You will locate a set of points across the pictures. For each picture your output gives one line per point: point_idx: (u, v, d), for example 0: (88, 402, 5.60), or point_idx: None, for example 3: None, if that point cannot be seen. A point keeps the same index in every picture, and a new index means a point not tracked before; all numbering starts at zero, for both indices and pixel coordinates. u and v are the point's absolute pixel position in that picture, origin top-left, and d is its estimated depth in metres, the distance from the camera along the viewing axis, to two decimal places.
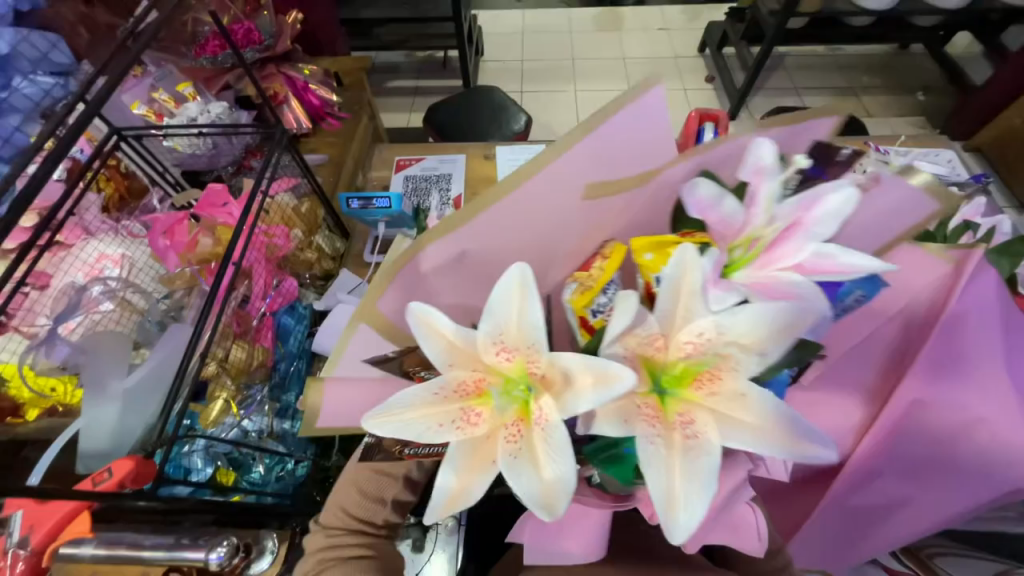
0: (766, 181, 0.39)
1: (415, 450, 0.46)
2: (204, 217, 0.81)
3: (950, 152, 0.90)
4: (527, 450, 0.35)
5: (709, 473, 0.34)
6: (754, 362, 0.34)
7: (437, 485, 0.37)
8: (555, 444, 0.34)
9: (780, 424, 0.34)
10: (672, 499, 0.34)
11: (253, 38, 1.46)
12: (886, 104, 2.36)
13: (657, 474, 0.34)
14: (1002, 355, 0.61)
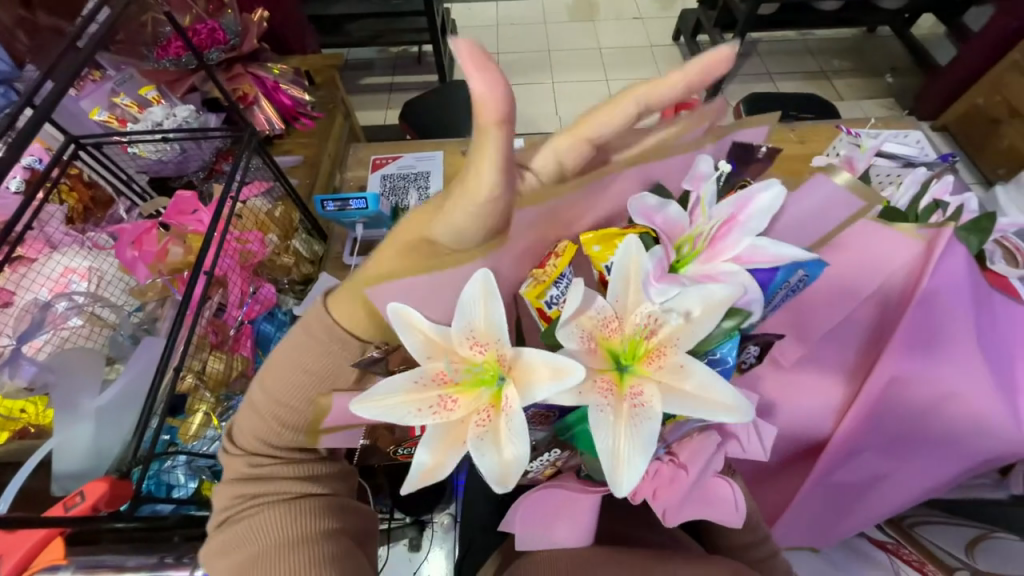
0: (703, 185, 0.39)
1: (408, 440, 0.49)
2: (172, 225, 0.78)
3: (918, 132, 0.92)
4: (494, 430, 0.34)
5: (652, 437, 0.33)
6: (695, 336, 0.33)
7: (414, 460, 0.35)
8: (514, 429, 0.33)
9: (720, 393, 0.33)
10: (617, 465, 0.33)
11: (217, 38, 1.43)
12: (857, 87, 2.40)
13: (602, 437, 0.33)
14: (973, 329, 0.63)
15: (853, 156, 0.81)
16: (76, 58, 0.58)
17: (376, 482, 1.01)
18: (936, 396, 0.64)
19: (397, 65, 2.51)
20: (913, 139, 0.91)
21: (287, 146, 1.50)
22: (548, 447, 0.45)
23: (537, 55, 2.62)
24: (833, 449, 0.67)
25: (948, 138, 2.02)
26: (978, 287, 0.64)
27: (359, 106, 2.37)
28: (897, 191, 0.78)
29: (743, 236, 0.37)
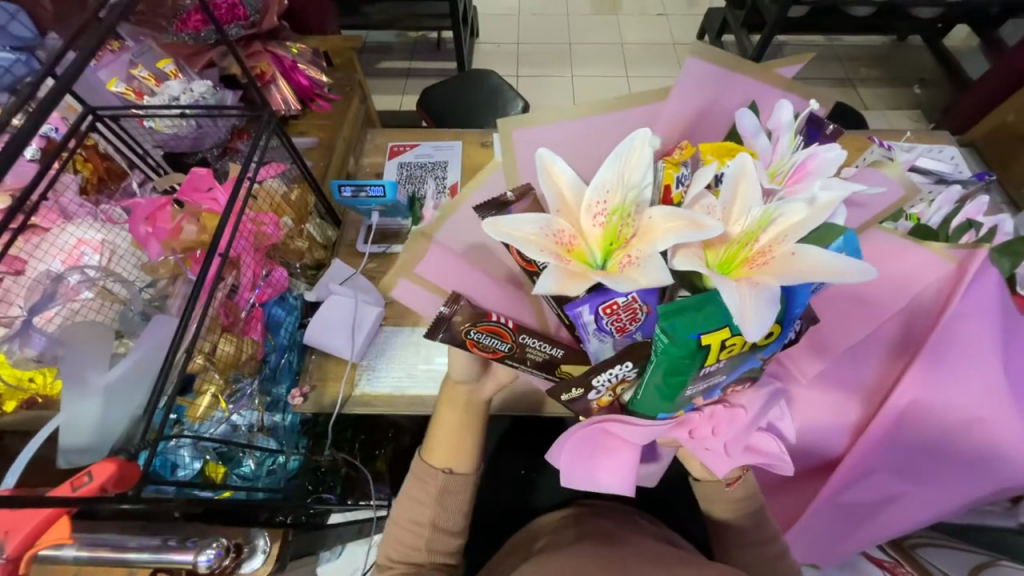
0: (785, 133, 0.44)
1: (479, 334, 0.48)
2: (187, 202, 0.77)
3: (952, 148, 0.89)
4: (626, 269, 0.39)
5: (775, 301, 0.37)
6: (808, 223, 0.39)
7: (538, 283, 0.39)
8: (647, 262, 0.38)
9: (830, 270, 0.38)
10: (743, 317, 0.36)
11: (237, 13, 1.42)
12: (884, 98, 2.35)
13: (728, 293, 0.37)
14: (1001, 355, 0.61)
15: None
16: (97, 28, 0.57)
17: None
18: (961, 420, 0.62)
19: (416, 50, 2.48)
20: (948, 154, 0.88)
21: (302, 127, 1.48)
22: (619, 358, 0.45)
23: (558, 47, 2.58)
24: (848, 466, 0.65)
25: None
26: (1008, 311, 0.62)
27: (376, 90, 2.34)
28: (927, 208, 0.76)
29: (821, 181, 0.41)
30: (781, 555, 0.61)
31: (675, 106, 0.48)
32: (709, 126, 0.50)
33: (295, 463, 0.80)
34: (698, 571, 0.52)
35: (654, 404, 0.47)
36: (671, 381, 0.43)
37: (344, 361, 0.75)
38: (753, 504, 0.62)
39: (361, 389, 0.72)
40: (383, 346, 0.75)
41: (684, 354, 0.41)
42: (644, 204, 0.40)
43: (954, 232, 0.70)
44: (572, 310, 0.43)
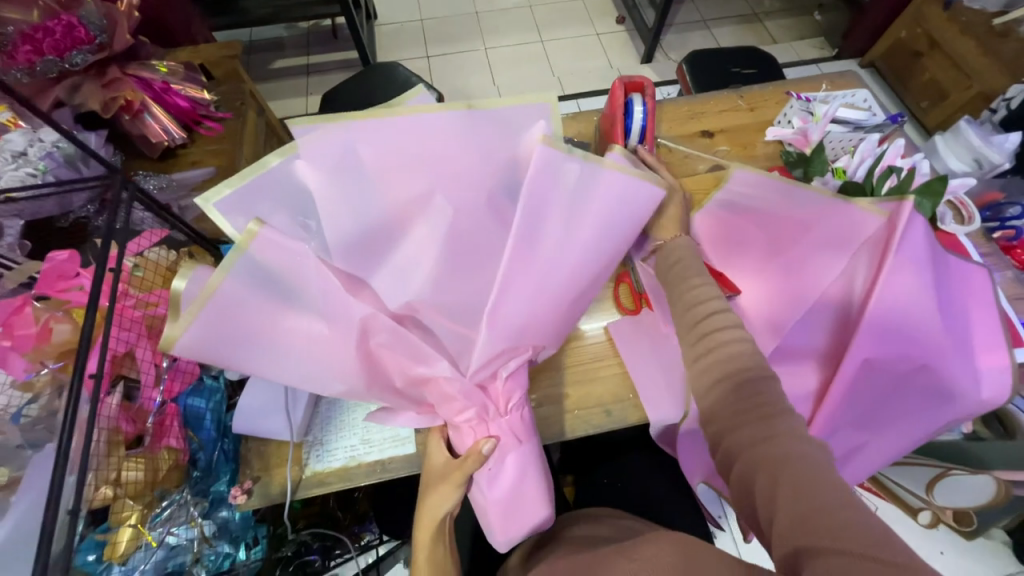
0: None
1: (448, 274, 0.53)
2: (50, 296, 0.64)
3: (864, 91, 0.88)
4: (331, 183, 0.47)
5: (242, 268, 0.45)
6: (283, 204, 0.48)
7: (356, 200, 0.48)
8: (312, 210, 0.49)
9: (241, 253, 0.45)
10: (242, 267, 0.45)
11: (77, 36, 1.12)
12: (789, 27, 2.39)
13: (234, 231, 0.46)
14: (935, 297, 0.61)
15: (807, 129, 0.81)
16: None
17: (360, 511, 1.03)
18: (913, 365, 0.62)
19: (309, 42, 2.25)
20: (860, 97, 0.88)
21: (195, 155, 1.31)
22: (417, 239, 0.52)
23: (464, 18, 2.42)
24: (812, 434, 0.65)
25: (874, 74, 2.11)
26: (935, 253, 0.63)
27: (273, 94, 2.10)
28: (851, 161, 0.77)
29: None
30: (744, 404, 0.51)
31: (416, 178, 0.49)
32: (399, 197, 0.49)
33: (259, 555, 0.80)
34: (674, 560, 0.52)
35: (430, 309, 0.54)
36: (364, 249, 0.51)
37: (286, 443, 0.65)
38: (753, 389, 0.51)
39: (312, 470, 0.63)
40: (329, 415, 0.66)
41: (259, 308, 0.48)
42: (347, 155, 0.47)
43: (877, 181, 0.71)
44: (351, 226, 0.49)
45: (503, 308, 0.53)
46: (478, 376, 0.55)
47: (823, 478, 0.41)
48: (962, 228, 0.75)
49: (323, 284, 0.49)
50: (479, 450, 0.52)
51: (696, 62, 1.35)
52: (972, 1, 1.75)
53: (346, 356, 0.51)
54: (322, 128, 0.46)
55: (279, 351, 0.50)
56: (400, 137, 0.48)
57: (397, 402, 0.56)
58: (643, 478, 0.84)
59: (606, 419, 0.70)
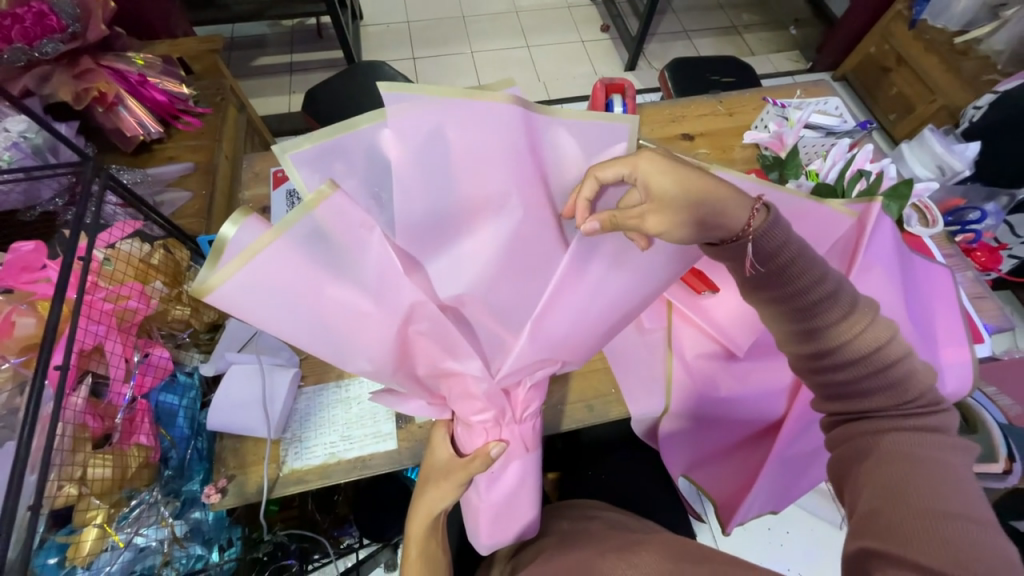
0: None
1: (509, 278, 0.46)
2: (14, 289, 0.61)
3: (836, 99, 0.92)
4: (406, 163, 0.40)
5: (300, 232, 0.37)
6: (353, 171, 0.41)
7: (419, 190, 0.41)
8: (383, 183, 0.42)
9: (304, 215, 0.37)
10: (302, 228, 0.37)
11: (48, 25, 1.07)
12: (766, 40, 2.47)
13: (305, 178, 0.40)
14: (900, 292, 0.64)
15: (783, 133, 0.84)
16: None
17: (340, 514, 1.00)
18: None
19: (293, 40, 2.22)
20: (831, 104, 0.92)
21: (172, 151, 1.28)
22: (472, 237, 0.45)
23: (451, 21, 2.43)
24: (786, 429, 0.64)
25: (846, 87, 2.20)
26: (901, 252, 0.66)
27: (256, 92, 2.07)
28: (824, 165, 0.80)
29: None
30: (861, 376, 0.49)
31: (498, 169, 0.41)
32: (476, 186, 0.42)
33: (232, 557, 0.76)
34: (649, 544, 0.54)
35: (479, 309, 0.47)
36: (424, 238, 0.44)
37: (263, 440, 0.63)
38: (878, 366, 0.49)
39: (288, 469, 0.62)
40: (307, 412, 0.65)
41: (295, 279, 0.38)
42: (441, 128, 0.39)
43: (848, 184, 0.74)
44: (404, 217, 0.42)
45: (548, 320, 0.46)
46: (505, 380, 0.48)
47: (937, 483, 0.42)
48: (926, 230, 0.78)
49: (381, 267, 0.40)
50: (488, 452, 0.48)
51: (677, 69, 1.39)
52: (936, 20, 1.82)
53: (382, 346, 0.43)
54: (417, 94, 0.38)
55: (316, 327, 0.41)
56: (489, 124, 0.39)
57: (414, 389, 0.49)
58: (625, 475, 0.84)
59: (587, 413, 0.74)
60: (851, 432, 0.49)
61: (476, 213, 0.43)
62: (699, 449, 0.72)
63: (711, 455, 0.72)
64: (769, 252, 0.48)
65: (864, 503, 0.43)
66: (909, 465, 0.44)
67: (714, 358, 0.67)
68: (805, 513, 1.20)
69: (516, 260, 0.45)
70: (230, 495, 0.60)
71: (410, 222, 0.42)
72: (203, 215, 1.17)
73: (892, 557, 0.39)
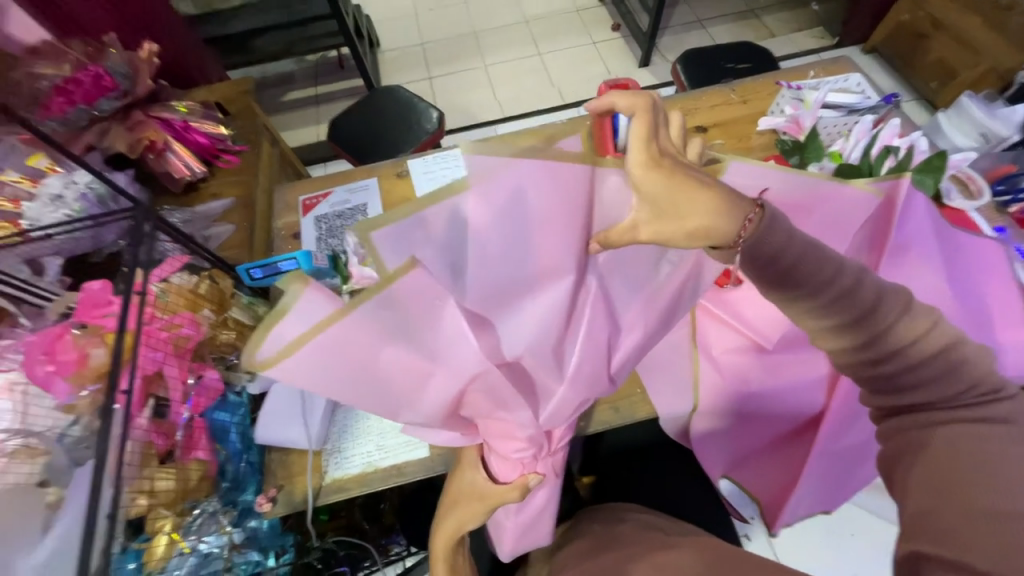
0: None
1: (563, 330, 0.45)
2: (88, 323, 0.68)
3: (857, 75, 0.89)
4: (484, 231, 0.40)
5: (368, 307, 0.38)
6: (432, 239, 0.39)
7: (492, 257, 0.41)
8: (460, 249, 0.41)
9: (377, 293, 0.38)
10: (370, 303, 0.38)
11: (104, 85, 1.20)
12: (786, 21, 2.38)
13: (389, 251, 0.38)
14: (940, 265, 0.60)
15: (799, 116, 0.83)
16: None
17: (386, 524, 1.03)
18: None
19: (317, 74, 2.35)
20: (853, 81, 0.89)
21: (214, 188, 1.37)
22: (532, 295, 0.44)
23: (463, 38, 2.50)
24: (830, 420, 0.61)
25: (878, 59, 2.09)
26: (940, 228, 0.62)
27: (287, 125, 2.20)
28: (846, 144, 0.77)
29: None
30: (910, 372, 0.45)
31: (563, 227, 0.42)
32: (541, 246, 0.42)
33: (287, 562, 0.80)
34: (685, 546, 0.53)
35: (539, 365, 0.46)
36: (490, 300, 0.43)
37: (304, 452, 0.67)
38: (918, 360, 0.45)
39: (331, 477, 0.66)
40: (345, 423, 0.69)
41: (354, 350, 0.39)
42: (517, 191, 0.40)
43: (875, 161, 0.71)
44: (477, 284, 0.42)
45: (594, 368, 0.47)
46: (549, 424, 0.49)
47: (1000, 482, 0.39)
48: (970, 203, 0.73)
49: (445, 331, 0.42)
50: (527, 483, 0.50)
51: (689, 61, 1.37)
52: None
53: (438, 401, 0.44)
54: (498, 160, 0.39)
55: (374, 386, 0.42)
56: (554, 185, 0.40)
57: (455, 426, 0.49)
58: (661, 477, 0.83)
59: (613, 414, 0.74)
60: (899, 426, 0.46)
61: (539, 272, 0.43)
62: (737, 447, 0.70)
63: (751, 454, 0.70)
64: (772, 255, 0.44)
65: (914, 502, 0.42)
66: (964, 459, 0.41)
67: (745, 353, 0.65)
68: (864, 512, 1.14)
69: (573, 311, 0.45)
70: (281, 503, 0.64)
71: (484, 288, 0.42)
72: (245, 245, 1.26)
73: (940, 559, 0.38)
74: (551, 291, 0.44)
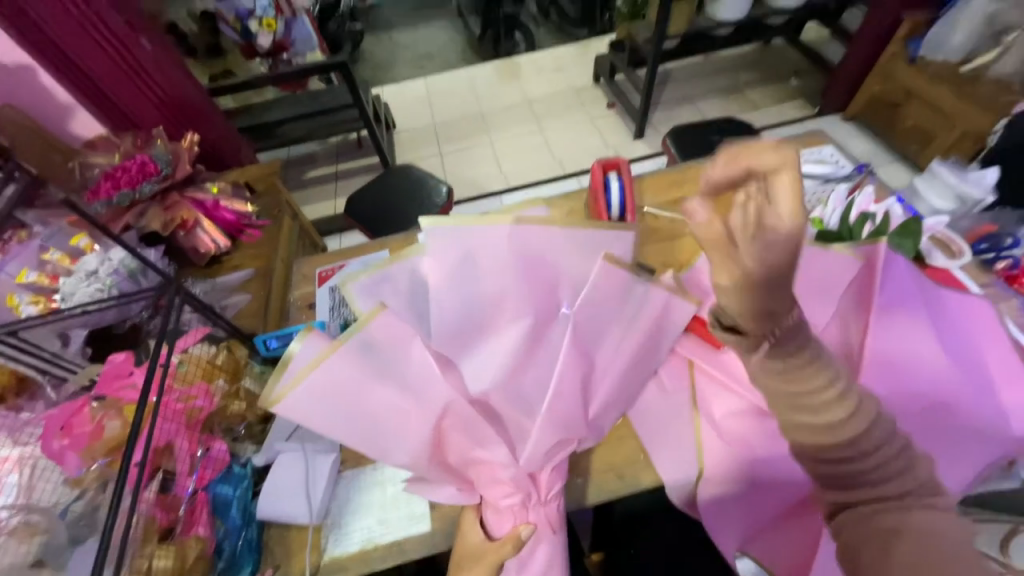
0: None
1: (523, 365, 0.53)
2: (106, 396, 0.72)
3: (830, 147, 0.97)
4: (439, 281, 0.50)
5: (354, 347, 0.46)
6: (397, 292, 0.49)
7: (454, 301, 0.50)
8: (420, 299, 0.50)
9: (357, 333, 0.46)
10: (354, 342, 0.46)
11: (147, 171, 1.33)
12: (768, 95, 2.58)
13: (358, 303, 0.48)
14: (930, 325, 0.61)
15: None
16: None
17: None
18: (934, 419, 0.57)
19: (337, 153, 2.57)
20: (827, 153, 0.96)
21: (236, 260, 1.46)
22: (494, 335, 0.52)
23: (471, 118, 2.74)
24: None
25: (859, 126, 2.22)
26: (925, 290, 0.64)
27: (307, 199, 2.37)
28: (826, 211, 0.82)
29: None
30: (869, 467, 0.44)
31: (513, 276, 0.51)
32: (496, 292, 0.51)
33: None
34: None
35: (506, 399, 0.52)
36: (456, 340, 0.51)
37: (305, 528, 0.66)
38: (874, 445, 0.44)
39: (330, 555, 0.64)
40: (347, 496, 0.69)
41: (346, 385, 0.46)
42: (467, 251, 0.50)
43: (856, 227, 0.75)
44: (442, 324, 0.50)
45: (558, 402, 0.53)
46: (531, 466, 0.52)
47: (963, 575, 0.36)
48: (954, 263, 0.76)
49: (420, 369, 0.48)
50: (519, 535, 0.46)
51: (677, 136, 1.48)
52: (935, 55, 1.87)
53: (419, 439, 0.49)
54: (453, 231, 0.49)
55: (364, 426, 0.47)
56: (504, 243, 0.51)
57: (443, 476, 0.53)
58: (676, 552, 0.79)
59: (620, 483, 0.72)
60: (855, 514, 0.44)
61: (497, 314, 0.51)
62: (755, 516, 0.63)
63: (766, 525, 0.63)
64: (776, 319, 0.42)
65: None
66: (923, 553, 0.39)
67: (743, 416, 0.66)
68: None
69: (532, 349, 0.53)
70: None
71: (448, 328, 0.50)
72: (260, 314, 1.32)
73: None
74: (512, 333, 0.52)
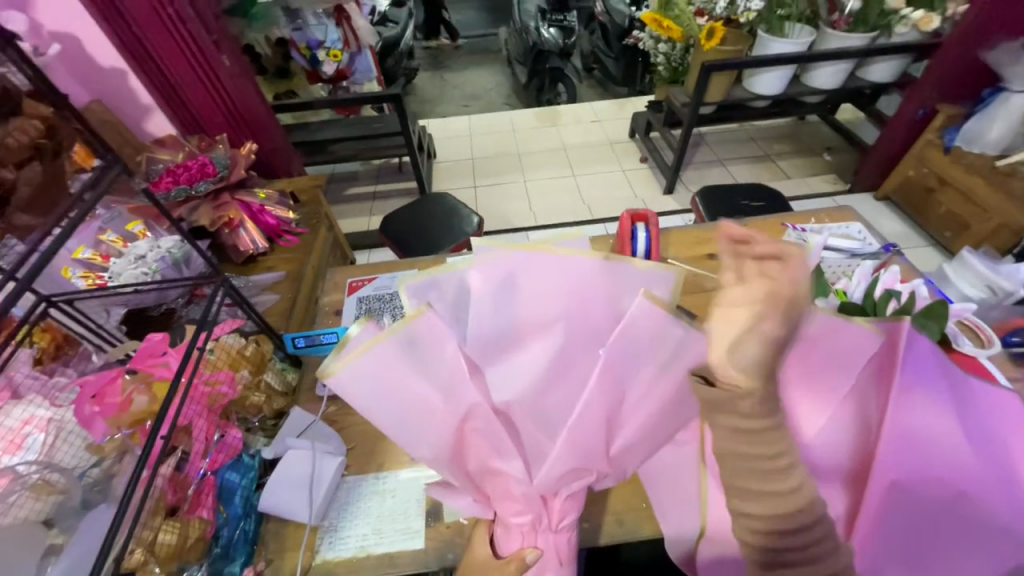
0: None
1: (555, 386, 0.51)
2: (139, 370, 0.76)
3: (858, 224, 0.99)
4: (484, 293, 0.49)
5: (403, 337, 0.45)
6: (446, 298, 0.50)
7: (496, 314, 0.49)
8: (464, 308, 0.51)
9: (407, 326, 0.45)
10: (404, 333, 0.45)
11: (206, 172, 1.43)
12: (800, 167, 2.63)
13: (409, 300, 0.49)
14: (953, 409, 0.54)
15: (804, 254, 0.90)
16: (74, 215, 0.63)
17: None
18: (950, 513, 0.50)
19: (378, 175, 2.71)
20: (854, 229, 0.98)
21: (271, 262, 1.54)
22: (530, 350, 0.50)
23: (508, 157, 2.87)
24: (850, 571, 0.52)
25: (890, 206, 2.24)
26: (949, 373, 0.57)
27: (343, 214, 2.48)
28: (850, 284, 0.83)
29: None
30: None
31: (558, 294, 0.49)
32: (538, 308, 0.49)
33: None
34: None
35: (529, 417, 0.51)
36: (492, 350, 0.50)
37: (302, 526, 0.67)
38: None
39: (321, 558, 0.64)
40: (346, 501, 0.69)
41: (388, 375, 0.45)
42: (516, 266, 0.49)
43: (880, 303, 0.75)
44: (480, 335, 0.49)
45: (581, 431, 0.50)
46: (543, 487, 0.53)
47: None
48: (981, 351, 0.75)
49: (452, 372, 0.47)
50: (524, 557, 0.50)
51: (707, 195, 1.53)
52: (971, 147, 1.89)
53: (442, 439, 0.49)
54: (501, 248, 0.50)
55: (396, 417, 0.47)
56: (549, 260, 0.49)
57: (462, 484, 0.54)
58: None
59: (617, 530, 0.70)
60: None
61: (535, 329, 0.50)
62: None
63: None
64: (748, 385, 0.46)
65: None
66: None
67: None
68: None
69: (563, 371, 0.51)
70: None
71: (486, 339, 0.49)
72: (285, 315, 1.37)
73: None
74: (542, 350, 0.50)
